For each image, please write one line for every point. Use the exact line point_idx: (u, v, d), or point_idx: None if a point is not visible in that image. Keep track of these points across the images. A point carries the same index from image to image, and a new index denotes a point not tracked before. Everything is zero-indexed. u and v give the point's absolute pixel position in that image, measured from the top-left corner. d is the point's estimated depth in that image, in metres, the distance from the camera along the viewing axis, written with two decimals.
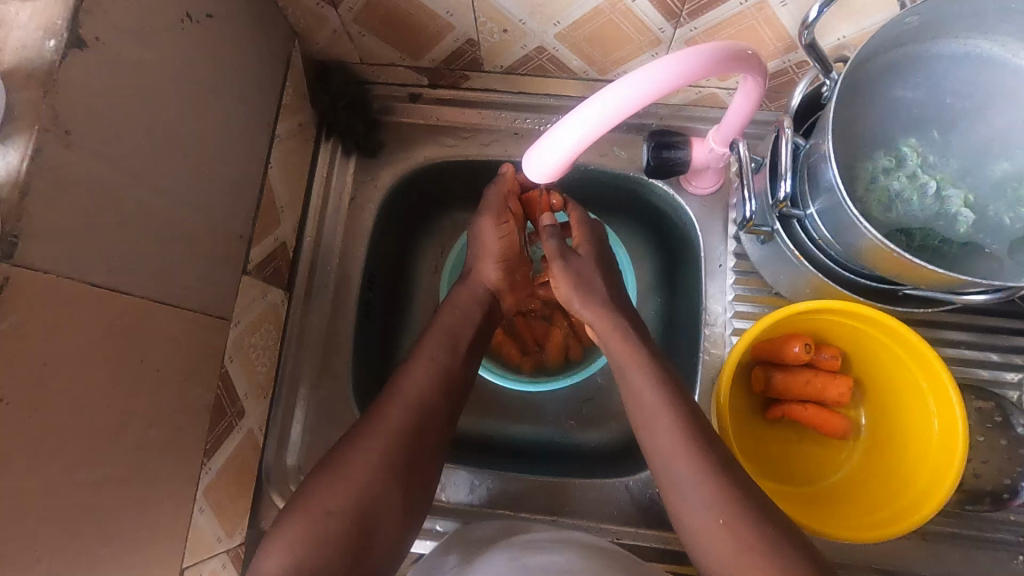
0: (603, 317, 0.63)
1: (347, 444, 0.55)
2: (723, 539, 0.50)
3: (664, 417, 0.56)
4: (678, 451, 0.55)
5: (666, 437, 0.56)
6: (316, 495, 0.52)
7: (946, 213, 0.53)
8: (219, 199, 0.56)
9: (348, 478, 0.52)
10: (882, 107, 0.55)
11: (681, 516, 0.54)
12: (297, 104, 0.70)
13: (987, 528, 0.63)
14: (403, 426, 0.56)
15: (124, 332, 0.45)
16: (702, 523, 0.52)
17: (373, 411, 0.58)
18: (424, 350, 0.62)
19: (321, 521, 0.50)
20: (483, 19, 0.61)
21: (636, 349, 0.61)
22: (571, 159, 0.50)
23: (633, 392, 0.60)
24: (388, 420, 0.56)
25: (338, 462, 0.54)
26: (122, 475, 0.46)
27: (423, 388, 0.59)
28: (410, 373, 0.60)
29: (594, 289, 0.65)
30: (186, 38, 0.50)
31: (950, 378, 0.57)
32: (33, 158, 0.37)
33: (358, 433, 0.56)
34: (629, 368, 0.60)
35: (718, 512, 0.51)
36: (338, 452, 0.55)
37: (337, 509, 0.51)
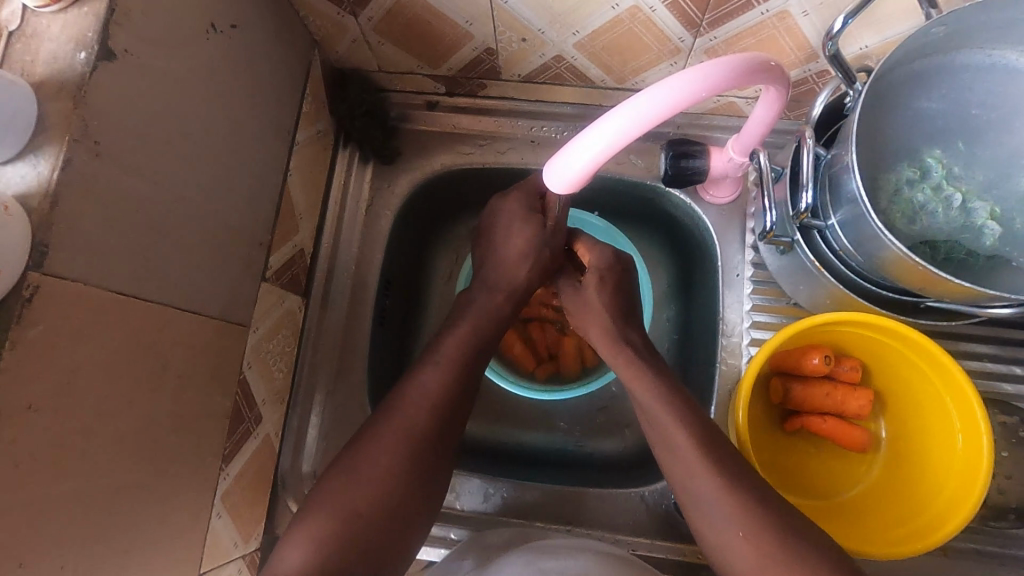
0: (608, 340, 0.65)
1: (364, 444, 0.56)
2: (747, 552, 0.51)
3: (680, 435, 0.56)
4: (697, 470, 0.55)
5: (684, 456, 0.56)
6: (340, 497, 0.53)
7: (972, 225, 0.53)
8: (240, 206, 0.57)
9: (372, 480, 0.54)
10: (906, 118, 0.55)
11: (700, 528, 0.54)
12: (316, 111, 0.71)
13: (1013, 545, 0.62)
14: (421, 426, 0.57)
15: (148, 339, 0.45)
16: (722, 536, 0.52)
17: (389, 406, 0.58)
18: (445, 352, 0.61)
19: (350, 521, 0.51)
20: (502, 28, 0.62)
21: (643, 370, 0.61)
22: (590, 172, 0.49)
23: (649, 409, 0.60)
24: (410, 420, 0.57)
25: (360, 463, 0.54)
26: (144, 481, 0.47)
27: (441, 385, 0.59)
28: (428, 372, 0.60)
29: (600, 317, 0.65)
30: (211, 48, 0.50)
31: (974, 392, 0.55)
32: (63, 168, 0.38)
33: (376, 431, 0.56)
34: (636, 386, 0.61)
35: (738, 525, 0.51)
36: (358, 450, 0.55)
37: (366, 512, 0.52)
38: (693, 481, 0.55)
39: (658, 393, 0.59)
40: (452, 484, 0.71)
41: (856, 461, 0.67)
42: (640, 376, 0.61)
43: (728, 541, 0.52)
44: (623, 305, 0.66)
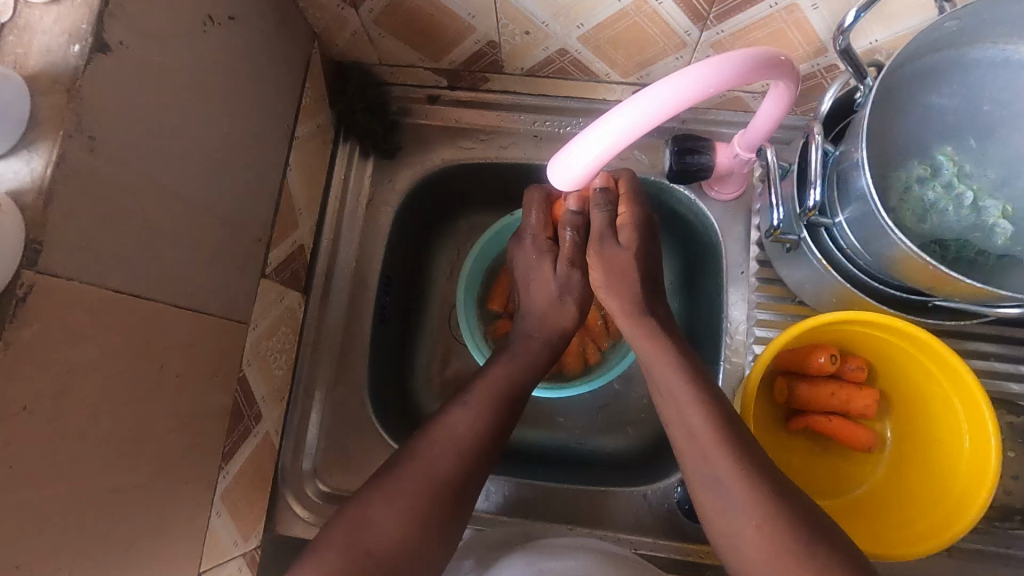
0: (634, 310, 0.63)
1: (384, 485, 0.55)
2: (758, 545, 0.50)
3: (694, 415, 0.56)
4: (712, 450, 0.54)
5: (699, 435, 0.55)
6: (357, 536, 0.51)
7: (983, 223, 0.52)
8: (239, 202, 0.56)
9: (389, 518, 0.52)
10: (916, 114, 0.54)
11: (710, 516, 0.54)
12: (316, 105, 0.69)
13: (1019, 547, 0.61)
14: (448, 470, 0.56)
15: (146, 338, 0.45)
16: (735, 527, 0.51)
17: (414, 448, 0.58)
18: (480, 394, 0.61)
19: (360, 561, 0.50)
20: (505, 21, 0.60)
21: (663, 345, 0.61)
22: (597, 167, 0.49)
23: (664, 387, 0.59)
24: (431, 465, 0.56)
25: (376, 502, 0.53)
26: (142, 481, 0.46)
27: (471, 429, 0.59)
28: (457, 415, 0.60)
29: (628, 283, 0.64)
30: (208, 41, 0.49)
31: (983, 396, 0.55)
32: (56, 164, 0.37)
33: (400, 473, 0.55)
34: (655, 363, 0.61)
35: (751, 515, 0.50)
36: (377, 491, 0.54)
37: (379, 552, 0.51)
38: (702, 470, 0.54)
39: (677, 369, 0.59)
40: None
41: (861, 460, 0.66)
42: (662, 353, 0.60)
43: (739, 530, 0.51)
44: (646, 270, 0.65)
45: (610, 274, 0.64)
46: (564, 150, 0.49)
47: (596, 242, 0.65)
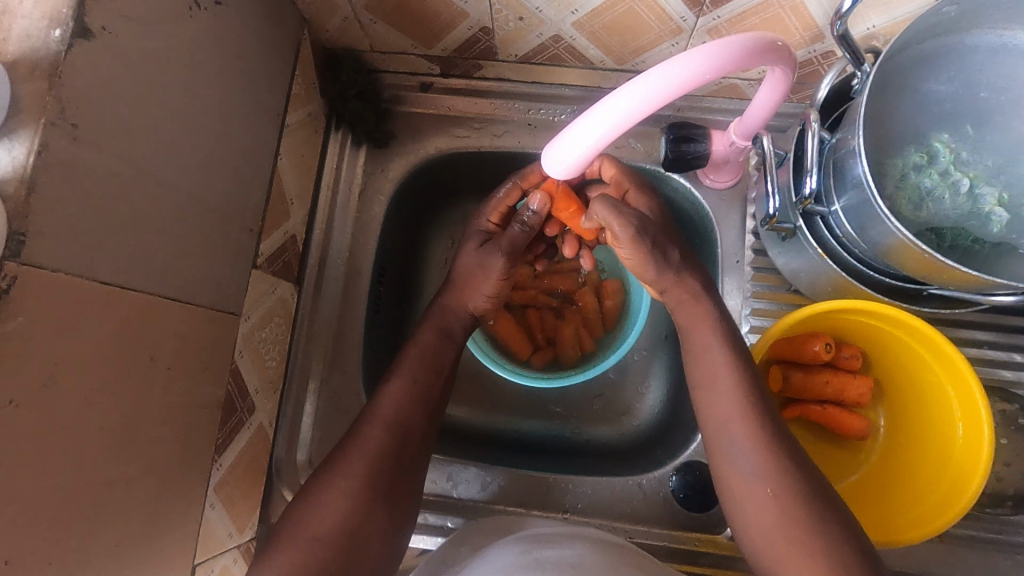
0: (678, 278, 0.59)
1: (331, 471, 0.55)
2: (772, 531, 0.50)
3: (726, 377, 0.56)
4: (735, 417, 0.55)
5: (723, 410, 0.55)
6: (306, 521, 0.52)
7: (979, 211, 0.51)
8: (229, 192, 0.55)
9: (335, 500, 0.53)
10: (913, 101, 0.54)
11: (727, 484, 0.54)
12: (307, 93, 0.68)
13: (1010, 532, 0.62)
14: (380, 447, 0.57)
15: (135, 330, 0.44)
16: (750, 492, 0.52)
17: (351, 435, 0.58)
18: (403, 371, 0.62)
19: (311, 547, 0.51)
20: (498, 7, 0.59)
21: (705, 310, 0.59)
22: (590, 158, 0.48)
23: (697, 349, 0.59)
24: (369, 445, 0.57)
25: (321, 486, 0.54)
26: (133, 475, 0.46)
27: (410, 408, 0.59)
28: (385, 395, 0.60)
29: (665, 245, 0.59)
30: (195, 27, 0.48)
31: (977, 384, 0.55)
32: (39, 153, 0.36)
33: (341, 457, 0.56)
34: (696, 327, 0.59)
35: (767, 481, 0.51)
36: (323, 474, 0.56)
37: (325, 535, 0.51)
38: (720, 440, 0.55)
39: (712, 337, 0.58)
40: (449, 474, 0.70)
41: (854, 448, 0.67)
42: (705, 317, 0.59)
43: (748, 502, 0.52)
44: (672, 237, 0.62)
45: (650, 249, 0.58)
46: (557, 139, 0.48)
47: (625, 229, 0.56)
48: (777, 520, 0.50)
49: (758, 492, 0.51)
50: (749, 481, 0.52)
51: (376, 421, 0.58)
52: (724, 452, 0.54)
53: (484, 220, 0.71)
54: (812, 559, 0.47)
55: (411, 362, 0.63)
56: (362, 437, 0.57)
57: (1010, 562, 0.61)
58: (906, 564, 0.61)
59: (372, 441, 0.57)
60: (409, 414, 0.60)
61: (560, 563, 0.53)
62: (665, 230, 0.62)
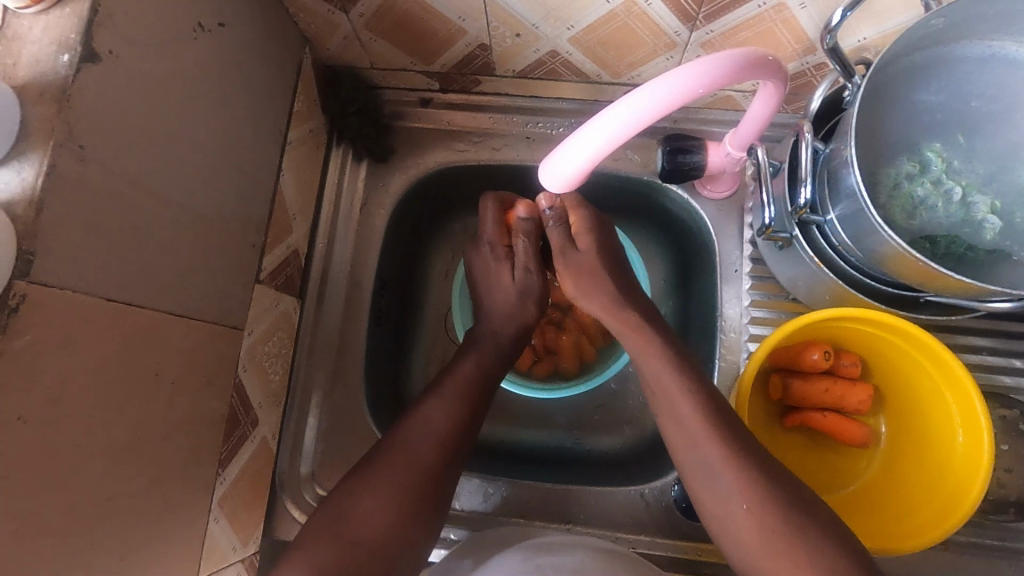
0: (609, 307, 0.63)
1: (366, 478, 0.56)
2: (757, 535, 0.50)
3: (684, 403, 0.56)
4: (702, 439, 0.54)
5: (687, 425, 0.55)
6: (341, 525, 0.52)
7: (972, 219, 0.52)
8: (232, 208, 0.56)
9: (381, 509, 0.54)
10: (904, 111, 0.54)
11: (705, 506, 0.54)
12: (308, 110, 0.70)
13: (1013, 538, 0.62)
14: (428, 462, 0.57)
15: (141, 345, 0.45)
16: (728, 512, 0.52)
17: (395, 441, 0.58)
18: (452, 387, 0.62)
19: (347, 552, 0.51)
20: (495, 23, 0.61)
21: (651, 335, 0.60)
22: (586, 171, 0.49)
23: (651, 379, 0.59)
24: (414, 456, 0.57)
25: (361, 495, 0.55)
26: (139, 489, 0.46)
27: (449, 419, 0.60)
28: (436, 408, 0.60)
29: (600, 282, 0.65)
30: (199, 49, 0.49)
31: (974, 388, 0.55)
32: (48, 174, 0.37)
33: (380, 466, 0.56)
34: (644, 355, 0.60)
35: (742, 498, 0.51)
36: (364, 478, 0.55)
37: (366, 541, 0.52)
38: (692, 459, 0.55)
39: (666, 359, 0.58)
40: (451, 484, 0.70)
41: (855, 456, 0.67)
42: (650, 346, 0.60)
43: (729, 520, 0.52)
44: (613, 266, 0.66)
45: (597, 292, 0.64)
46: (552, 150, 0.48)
47: (557, 256, 0.66)
48: (759, 527, 0.50)
49: (736, 507, 0.51)
50: (724, 501, 0.52)
51: (422, 431, 0.58)
52: (698, 475, 0.54)
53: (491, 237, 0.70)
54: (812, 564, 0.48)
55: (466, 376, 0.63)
56: (408, 446, 0.57)
57: (1015, 569, 0.61)
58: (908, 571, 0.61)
59: (420, 452, 0.57)
60: (453, 425, 0.59)
61: (560, 569, 0.54)
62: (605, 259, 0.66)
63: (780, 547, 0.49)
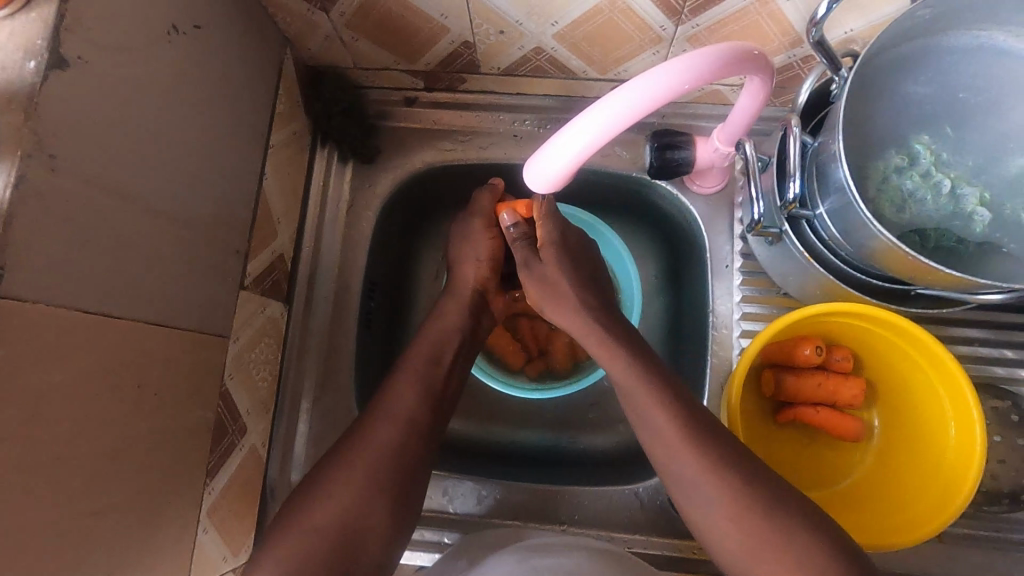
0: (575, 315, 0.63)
1: (320, 476, 0.55)
2: (730, 520, 0.51)
3: (655, 406, 0.56)
4: (678, 446, 0.54)
5: (661, 429, 0.55)
6: (306, 511, 0.52)
7: (962, 211, 0.52)
8: (214, 213, 0.55)
9: (337, 505, 0.53)
10: (893, 104, 0.54)
11: (684, 499, 0.54)
12: (292, 112, 0.69)
13: (1007, 529, 0.62)
14: (391, 443, 0.57)
15: (121, 357, 0.44)
16: (706, 507, 0.52)
17: (359, 423, 0.59)
18: (414, 366, 0.63)
19: (308, 538, 0.51)
20: (478, 20, 0.60)
21: (613, 345, 0.60)
22: (570, 171, 0.48)
23: (619, 384, 0.59)
24: (375, 437, 0.57)
25: (322, 479, 0.54)
26: (123, 502, 0.45)
27: (415, 406, 0.60)
28: (398, 389, 0.60)
29: (565, 296, 0.64)
30: (174, 52, 0.48)
31: (967, 382, 0.55)
32: (16, 184, 0.36)
33: (346, 447, 0.57)
34: (609, 364, 0.60)
35: (721, 495, 0.51)
36: (330, 461, 0.56)
37: (324, 527, 0.51)
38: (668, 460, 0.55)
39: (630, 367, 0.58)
40: (445, 488, 0.70)
41: (848, 451, 0.66)
42: (613, 351, 0.60)
43: (711, 515, 0.52)
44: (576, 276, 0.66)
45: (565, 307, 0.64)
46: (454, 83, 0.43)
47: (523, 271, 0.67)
48: (740, 528, 0.50)
49: (718, 504, 0.51)
50: (704, 495, 0.52)
51: (386, 417, 0.58)
52: (677, 476, 0.54)
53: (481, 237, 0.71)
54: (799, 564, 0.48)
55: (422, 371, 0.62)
56: (371, 430, 0.57)
57: (1011, 559, 0.61)
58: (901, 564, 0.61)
59: (381, 434, 0.57)
60: (419, 410, 0.60)
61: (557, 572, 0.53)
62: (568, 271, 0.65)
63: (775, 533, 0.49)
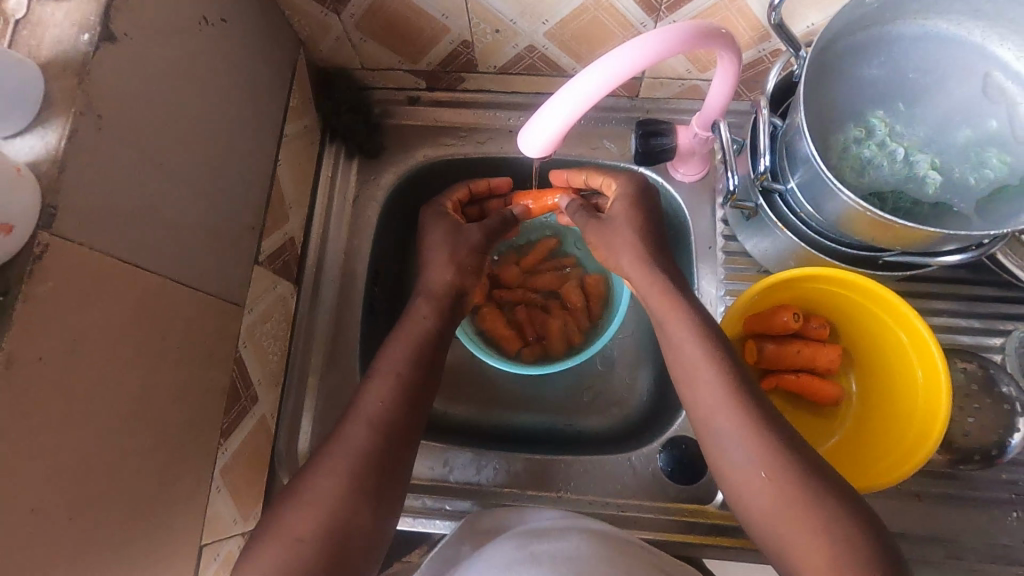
0: (642, 266, 0.63)
1: (301, 485, 0.54)
2: (767, 489, 0.51)
3: (706, 371, 0.57)
4: (720, 407, 0.55)
5: (705, 394, 0.56)
6: (284, 521, 0.51)
7: (915, 175, 0.58)
8: (233, 189, 0.59)
9: (318, 498, 0.52)
10: (852, 84, 0.59)
11: (724, 469, 0.55)
12: (303, 107, 0.74)
13: (979, 485, 0.65)
14: (366, 446, 0.55)
15: (150, 307, 0.48)
16: (745, 478, 0.53)
17: (336, 433, 0.57)
18: (385, 369, 0.61)
19: (293, 548, 0.49)
20: (476, 20, 0.66)
21: (677, 301, 0.61)
22: (562, 135, 0.53)
23: (673, 346, 0.60)
24: (350, 444, 0.55)
25: (302, 490, 0.53)
26: (147, 445, 0.49)
27: (384, 405, 0.58)
28: (367, 394, 0.59)
29: (631, 245, 0.65)
30: (204, 40, 0.54)
31: (929, 333, 0.58)
32: (69, 137, 0.41)
33: (322, 458, 0.55)
34: (670, 320, 0.60)
35: (760, 465, 0.52)
36: (306, 474, 0.54)
37: (308, 536, 0.50)
38: (710, 428, 0.56)
39: (689, 320, 0.59)
40: (445, 459, 0.73)
41: (829, 415, 0.70)
42: (676, 309, 0.60)
43: (749, 489, 0.52)
44: (647, 228, 0.66)
45: (643, 254, 0.64)
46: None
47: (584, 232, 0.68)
48: (776, 500, 0.51)
49: (754, 477, 0.52)
50: (741, 466, 0.53)
51: (361, 419, 0.57)
52: (719, 444, 0.55)
53: (448, 200, 0.77)
54: (818, 529, 0.48)
55: (392, 357, 0.62)
56: (345, 434, 0.56)
57: (984, 515, 0.64)
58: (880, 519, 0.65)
59: (358, 437, 0.56)
60: (394, 410, 0.58)
61: (556, 556, 0.53)
62: (636, 223, 0.66)
63: (807, 497, 0.50)
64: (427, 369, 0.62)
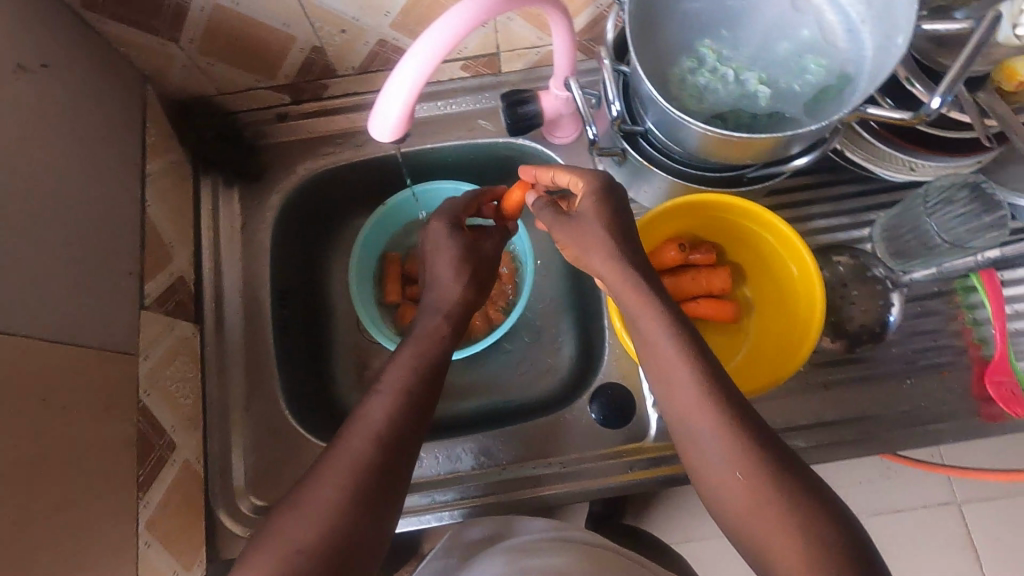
0: (615, 267, 0.53)
1: (296, 499, 0.49)
2: (741, 492, 0.47)
3: (682, 370, 0.50)
4: (696, 409, 0.49)
5: (683, 394, 0.50)
6: (281, 531, 0.47)
7: (747, 92, 0.63)
8: (96, 236, 0.57)
9: (312, 514, 0.47)
10: (677, 21, 0.62)
11: (699, 470, 0.50)
12: (164, 143, 0.72)
13: (877, 362, 0.71)
14: (371, 459, 0.51)
15: (18, 366, 0.46)
16: (720, 477, 0.48)
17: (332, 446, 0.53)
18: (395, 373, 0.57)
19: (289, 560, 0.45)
20: (318, 23, 0.66)
21: (649, 297, 0.52)
22: (409, 113, 0.54)
23: (648, 343, 0.53)
24: (349, 454, 0.51)
25: (300, 498, 0.49)
26: (51, 509, 0.46)
27: (388, 413, 0.54)
28: (369, 405, 0.55)
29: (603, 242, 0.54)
30: (21, 87, 0.52)
31: (788, 227, 0.64)
32: None
33: (324, 460, 0.52)
34: (642, 316, 0.52)
35: (734, 466, 0.47)
36: (307, 486, 0.50)
37: (308, 546, 0.46)
38: (683, 426, 0.50)
39: (668, 321, 0.51)
40: None
41: (736, 334, 0.74)
42: (647, 305, 0.52)
43: (725, 490, 0.48)
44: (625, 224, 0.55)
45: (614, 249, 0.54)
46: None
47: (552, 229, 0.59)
48: (747, 505, 0.47)
49: (730, 479, 0.47)
50: (714, 464, 0.48)
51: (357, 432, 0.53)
52: (696, 442, 0.50)
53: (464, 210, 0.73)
54: (786, 530, 0.44)
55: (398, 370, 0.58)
56: (344, 445, 0.52)
57: (883, 388, 0.70)
58: (794, 412, 0.70)
59: (358, 448, 0.51)
60: (400, 422, 0.54)
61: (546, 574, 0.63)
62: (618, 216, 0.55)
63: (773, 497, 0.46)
64: (433, 376, 0.59)
